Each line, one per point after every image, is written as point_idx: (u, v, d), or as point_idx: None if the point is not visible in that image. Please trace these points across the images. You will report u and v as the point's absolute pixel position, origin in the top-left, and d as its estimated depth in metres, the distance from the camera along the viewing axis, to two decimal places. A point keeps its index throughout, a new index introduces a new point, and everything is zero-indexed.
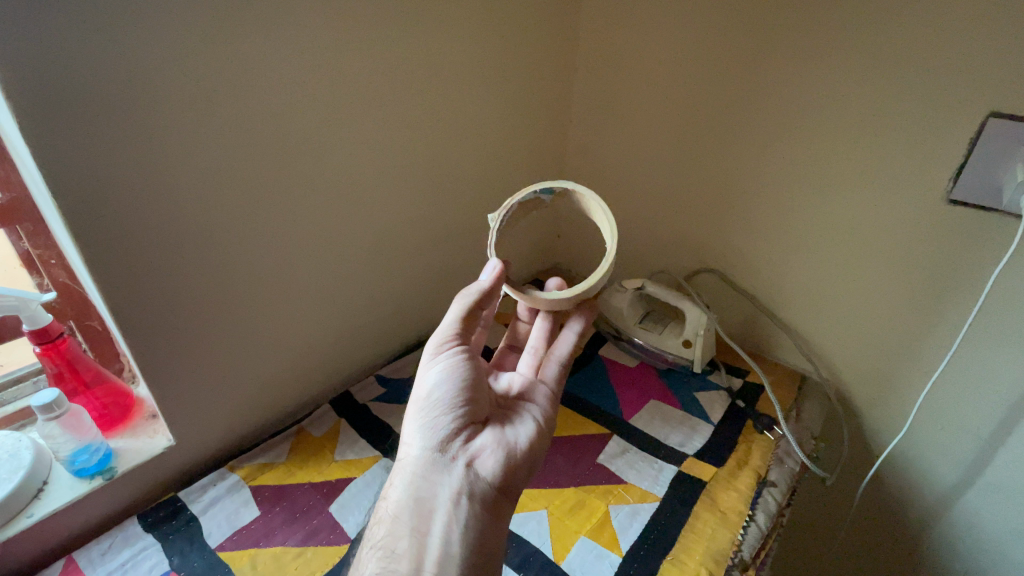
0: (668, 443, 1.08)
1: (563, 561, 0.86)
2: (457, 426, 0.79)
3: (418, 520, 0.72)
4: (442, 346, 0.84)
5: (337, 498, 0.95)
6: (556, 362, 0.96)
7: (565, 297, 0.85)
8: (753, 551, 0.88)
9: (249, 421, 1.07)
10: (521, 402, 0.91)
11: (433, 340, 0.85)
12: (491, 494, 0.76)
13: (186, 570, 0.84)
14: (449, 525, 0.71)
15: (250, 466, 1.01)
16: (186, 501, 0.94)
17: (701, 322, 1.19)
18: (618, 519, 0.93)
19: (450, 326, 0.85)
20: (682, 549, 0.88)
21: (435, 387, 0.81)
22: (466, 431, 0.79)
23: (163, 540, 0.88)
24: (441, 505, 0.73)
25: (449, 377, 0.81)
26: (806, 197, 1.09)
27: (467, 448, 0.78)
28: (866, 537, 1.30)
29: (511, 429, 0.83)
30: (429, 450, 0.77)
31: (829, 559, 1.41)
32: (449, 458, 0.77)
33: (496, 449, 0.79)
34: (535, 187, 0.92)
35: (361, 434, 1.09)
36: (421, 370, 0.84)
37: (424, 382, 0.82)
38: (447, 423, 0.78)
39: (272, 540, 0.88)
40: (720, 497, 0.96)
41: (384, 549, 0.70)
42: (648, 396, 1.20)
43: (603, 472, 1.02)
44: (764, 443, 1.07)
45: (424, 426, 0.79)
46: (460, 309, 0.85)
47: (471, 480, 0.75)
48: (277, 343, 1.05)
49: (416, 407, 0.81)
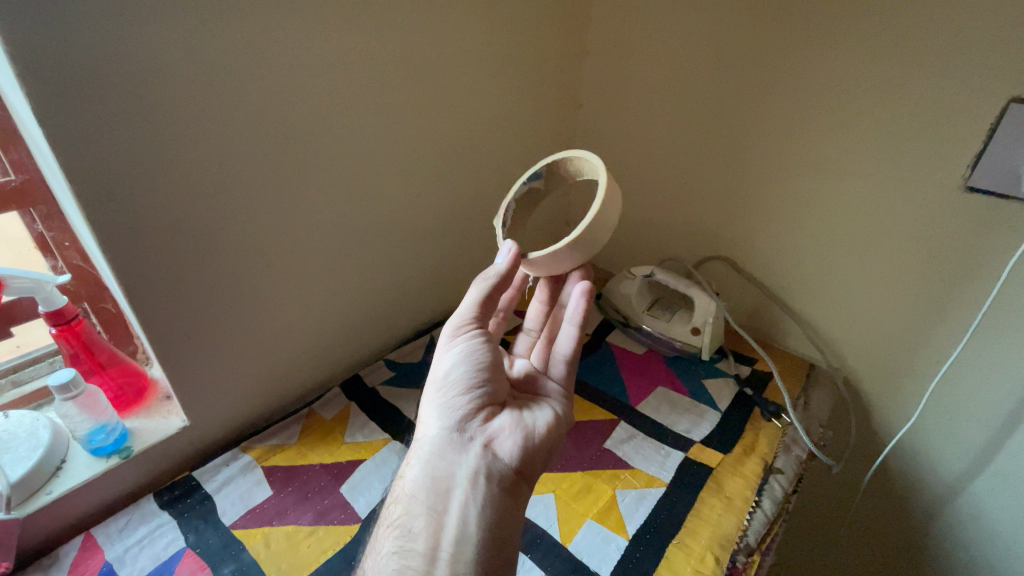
0: (675, 429, 1.09)
1: (570, 544, 0.87)
2: (475, 407, 0.79)
3: (436, 499, 0.72)
4: (461, 327, 0.85)
5: (348, 479, 0.97)
6: (561, 360, 0.98)
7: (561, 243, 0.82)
8: (759, 536, 0.89)
9: (261, 404, 1.09)
10: (535, 391, 0.92)
11: (452, 323, 0.85)
12: (508, 477, 0.76)
13: (202, 547, 0.86)
14: (466, 505, 0.71)
15: (262, 447, 1.02)
16: (201, 480, 0.96)
17: (711, 309, 1.18)
18: (624, 504, 0.94)
19: (468, 308, 0.84)
20: (688, 533, 0.89)
21: (452, 368, 0.81)
22: (483, 413, 0.79)
23: (179, 518, 0.90)
24: (458, 485, 0.73)
25: (466, 358, 0.82)
26: (821, 185, 1.07)
27: (484, 429, 0.78)
28: (871, 524, 1.30)
29: (529, 414, 0.83)
30: (444, 431, 0.77)
31: (832, 544, 1.41)
32: (466, 438, 0.77)
33: (514, 432, 0.78)
34: (522, 177, 0.94)
35: (371, 417, 1.10)
36: (439, 351, 0.84)
37: (441, 363, 0.83)
38: (464, 403, 0.79)
39: (284, 519, 0.90)
40: (726, 484, 0.97)
41: (401, 527, 0.72)
42: (655, 382, 1.21)
43: (609, 457, 1.03)
44: (771, 430, 1.07)
45: (442, 405, 0.79)
46: (478, 293, 0.83)
47: (488, 461, 0.75)
48: (287, 327, 1.06)
49: (433, 389, 0.82)
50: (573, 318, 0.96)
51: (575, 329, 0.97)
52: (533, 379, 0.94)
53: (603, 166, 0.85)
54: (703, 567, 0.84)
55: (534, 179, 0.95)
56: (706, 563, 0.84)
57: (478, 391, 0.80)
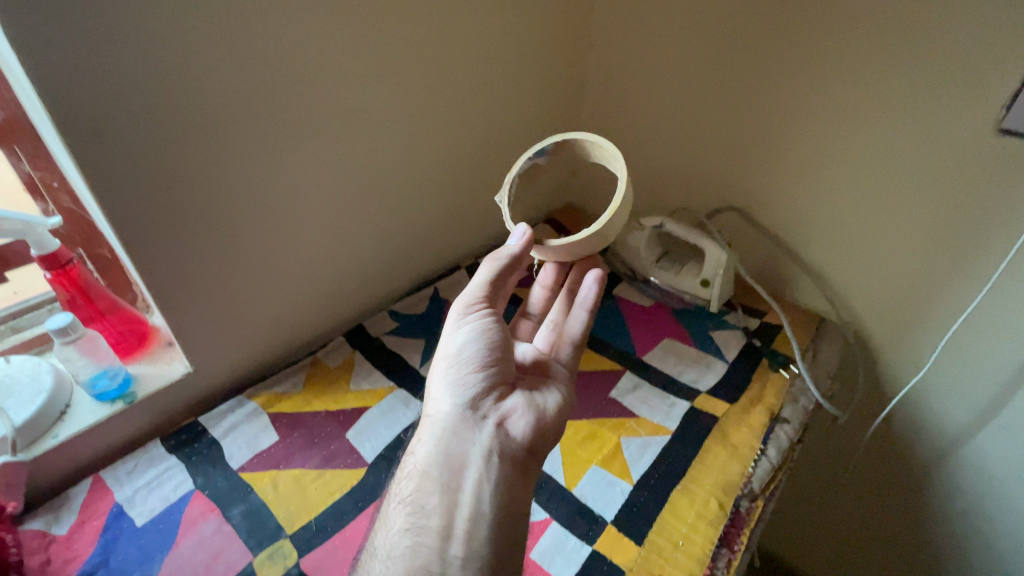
0: (682, 380, 1.08)
1: (575, 488, 0.88)
2: (487, 385, 0.79)
3: (449, 476, 0.71)
4: (471, 305, 0.83)
5: (354, 426, 0.97)
6: (569, 341, 0.96)
7: (578, 238, 0.82)
8: (763, 483, 0.89)
9: (265, 351, 1.07)
10: (542, 374, 0.90)
11: (461, 302, 0.83)
12: (521, 455, 0.75)
13: (211, 489, 0.86)
14: (481, 482, 0.70)
15: (267, 394, 1.02)
16: (207, 426, 0.96)
17: (722, 261, 1.15)
18: (629, 451, 0.94)
19: (479, 288, 0.83)
20: (692, 479, 0.89)
21: (465, 347, 0.80)
22: (495, 392, 0.79)
23: (187, 462, 0.90)
24: (471, 462, 0.72)
25: (478, 337, 0.80)
26: (841, 132, 1.02)
27: (497, 408, 0.78)
28: (872, 475, 1.32)
29: (539, 394, 0.83)
30: (457, 408, 0.77)
31: (826, 494, 1.44)
32: (478, 416, 0.76)
33: (525, 411, 0.79)
34: (529, 152, 0.91)
35: (376, 366, 1.09)
36: (447, 329, 0.83)
37: (452, 342, 0.81)
38: (477, 383, 0.78)
39: (291, 463, 0.90)
40: (731, 433, 0.97)
41: (414, 505, 0.70)
42: (662, 334, 1.19)
43: (615, 406, 1.02)
44: (779, 380, 1.07)
45: (454, 383, 0.78)
46: (489, 273, 0.82)
47: (501, 440, 0.75)
48: (289, 276, 1.03)
49: (443, 368, 0.80)
50: (585, 302, 0.94)
51: (586, 313, 0.94)
52: (539, 364, 0.91)
53: (621, 155, 0.84)
54: (706, 511, 0.84)
55: (538, 154, 0.92)
56: (710, 507, 0.85)
57: (491, 371, 0.80)
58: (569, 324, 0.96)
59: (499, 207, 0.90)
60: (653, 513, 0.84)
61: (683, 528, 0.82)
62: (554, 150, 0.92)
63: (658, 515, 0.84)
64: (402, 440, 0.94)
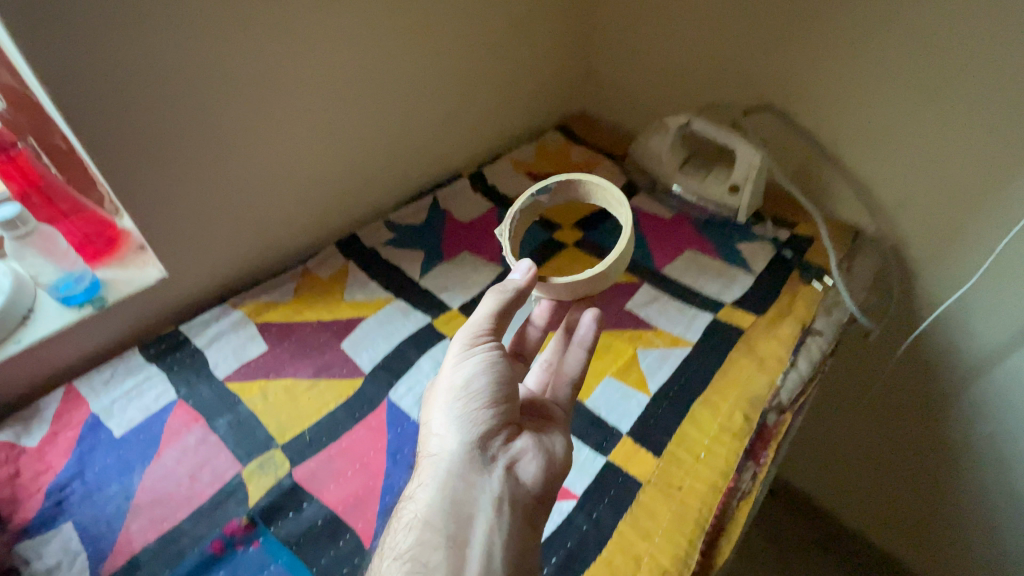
0: (705, 292, 1.00)
1: (587, 400, 0.81)
2: (497, 421, 0.65)
3: (455, 525, 0.57)
4: (478, 335, 0.69)
5: (349, 337, 0.89)
6: (566, 383, 0.77)
7: (585, 275, 0.77)
8: (792, 396, 0.82)
9: (248, 260, 0.97)
10: (542, 417, 0.72)
11: (467, 330, 0.69)
12: (534, 505, 0.62)
13: (195, 399, 0.80)
14: (494, 535, 0.57)
15: (254, 304, 0.93)
16: (189, 335, 0.88)
17: (755, 162, 1.07)
18: (647, 364, 0.86)
19: (484, 320, 0.69)
20: (715, 391, 0.82)
21: (470, 381, 0.65)
22: (504, 430, 0.65)
23: (169, 371, 0.83)
24: (482, 510, 0.58)
25: (486, 369, 0.66)
26: (897, 7, 0.88)
27: (507, 449, 0.64)
28: (895, 399, 1.25)
29: (549, 434, 0.69)
30: (462, 447, 0.62)
31: (845, 431, 1.38)
32: (486, 458, 0.62)
33: (538, 453, 0.65)
34: (530, 191, 0.90)
35: (371, 278, 1.00)
36: (448, 360, 0.68)
37: (452, 376, 0.66)
38: (483, 420, 0.64)
39: (282, 373, 0.83)
40: (757, 346, 0.89)
41: (414, 556, 0.55)
42: (683, 246, 1.10)
43: (632, 319, 0.94)
44: (810, 293, 0.99)
45: (458, 417, 0.63)
46: (495, 305, 0.69)
47: (513, 487, 0.61)
48: (267, 175, 0.92)
49: (443, 401, 0.65)
50: (585, 340, 0.77)
51: (587, 352, 0.77)
52: (534, 409, 0.73)
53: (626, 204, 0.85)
54: (730, 422, 0.77)
55: (540, 193, 0.91)
56: (734, 419, 0.78)
57: (500, 404, 0.65)
58: (568, 360, 0.78)
59: (501, 242, 0.86)
60: (673, 425, 0.77)
61: (704, 439, 0.76)
62: (556, 189, 0.92)
63: (678, 426, 0.77)
64: (401, 351, 0.87)
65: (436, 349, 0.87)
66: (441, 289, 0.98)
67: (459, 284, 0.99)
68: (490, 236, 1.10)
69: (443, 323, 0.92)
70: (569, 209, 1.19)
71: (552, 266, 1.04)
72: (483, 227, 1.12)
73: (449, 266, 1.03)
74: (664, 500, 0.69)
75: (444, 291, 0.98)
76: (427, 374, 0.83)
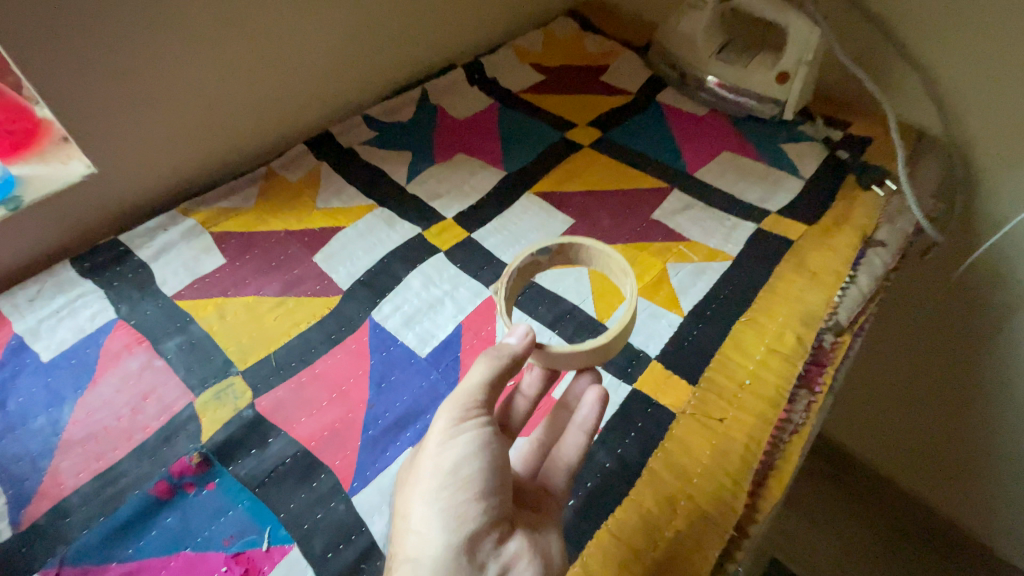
0: (746, 199, 0.85)
1: (609, 321, 0.68)
2: (488, 519, 0.44)
3: None
4: (472, 407, 0.48)
5: (323, 248, 0.74)
6: (560, 468, 0.53)
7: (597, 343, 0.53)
8: (851, 316, 0.69)
9: (201, 160, 0.81)
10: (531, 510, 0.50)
11: (457, 400, 0.48)
12: None
13: (138, 319, 0.66)
14: None
15: (209, 211, 0.78)
16: (131, 247, 0.73)
17: (810, 44, 0.88)
18: (678, 279, 0.73)
19: (476, 386, 0.48)
20: (761, 309, 0.69)
21: (455, 468, 0.45)
22: (497, 531, 0.45)
23: (107, 288, 0.69)
24: None
25: (478, 453, 0.46)
26: None
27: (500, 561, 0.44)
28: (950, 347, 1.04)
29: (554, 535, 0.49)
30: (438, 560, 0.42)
31: (919, 382, 1.12)
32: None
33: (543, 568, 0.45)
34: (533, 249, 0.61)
35: (349, 182, 0.83)
36: (428, 439, 0.47)
37: (430, 459, 0.46)
38: (477, 535, 0.44)
39: (242, 290, 0.69)
40: (809, 259, 0.75)
41: None
42: (719, 148, 0.94)
43: (659, 229, 0.79)
44: (871, 200, 0.85)
45: (437, 516, 0.43)
46: (491, 370, 0.48)
47: None
48: (212, 48, 0.74)
49: (421, 501, 0.45)
50: (586, 419, 0.54)
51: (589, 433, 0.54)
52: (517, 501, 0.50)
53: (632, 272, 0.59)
54: (781, 344, 0.65)
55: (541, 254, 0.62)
56: (785, 341, 0.65)
57: (500, 508, 0.46)
58: (566, 441, 0.54)
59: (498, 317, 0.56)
60: (712, 348, 0.65)
61: (750, 363, 0.63)
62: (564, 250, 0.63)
63: (718, 349, 0.65)
64: (386, 265, 0.73)
65: (427, 263, 0.73)
66: (432, 195, 0.82)
67: (454, 190, 0.83)
68: (491, 137, 0.93)
69: (435, 234, 0.77)
70: (584, 106, 1.00)
71: (564, 169, 0.88)
72: (483, 126, 0.94)
73: (442, 169, 0.86)
74: (703, 433, 0.57)
75: (436, 198, 0.82)
76: (416, 292, 0.70)
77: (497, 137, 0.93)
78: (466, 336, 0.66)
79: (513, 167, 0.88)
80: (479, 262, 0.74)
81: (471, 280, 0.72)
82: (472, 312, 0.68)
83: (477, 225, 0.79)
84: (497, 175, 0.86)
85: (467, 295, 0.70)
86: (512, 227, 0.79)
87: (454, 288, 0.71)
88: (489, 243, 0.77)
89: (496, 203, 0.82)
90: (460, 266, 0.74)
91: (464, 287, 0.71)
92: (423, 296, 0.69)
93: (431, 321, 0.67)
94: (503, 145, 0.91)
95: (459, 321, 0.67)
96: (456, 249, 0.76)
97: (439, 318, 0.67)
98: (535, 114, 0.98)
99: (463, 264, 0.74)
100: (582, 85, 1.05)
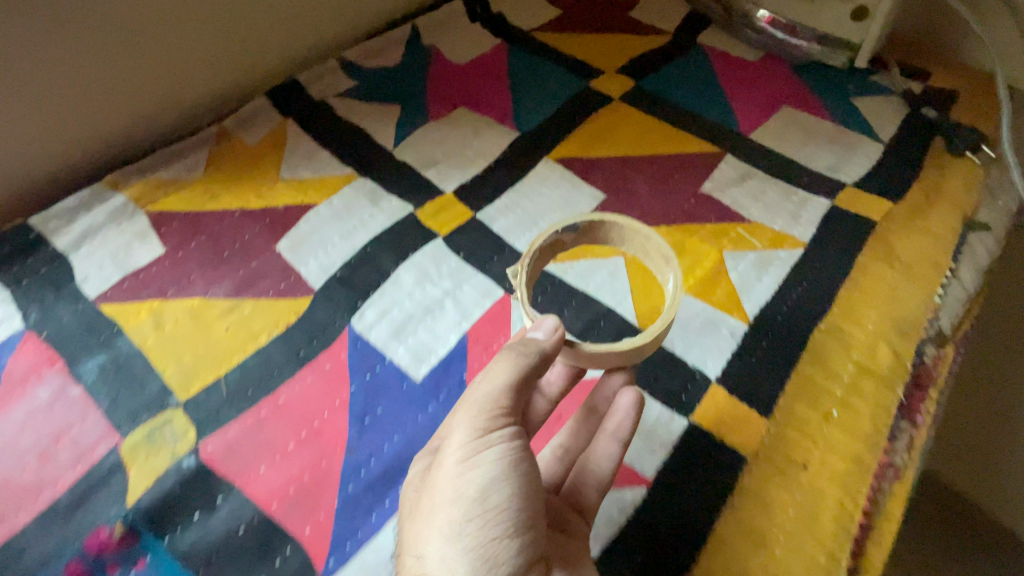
0: (815, 167, 0.68)
1: (654, 330, 0.53)
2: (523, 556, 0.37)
3: None
4: (496, 415, 0.39)
5: (288, 234, 0.59)
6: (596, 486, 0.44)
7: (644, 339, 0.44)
8: (955, 322, 0.56)
9: (132, 118, 0.63)
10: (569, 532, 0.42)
11: (477, 407, 0.39)
12: None
13: (52, 331, 0.51)
14: None
15: (142, 183, 0.61)
16: (43, 232, 0.57)
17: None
18: (738, 274, 0.58)
19: (498, 392, 0.40)
20: (843, 313, 0.55)
21: (481, 494, 0.37)
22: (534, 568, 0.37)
23: (13, 288, 0.54)
24: None
25: (507, 475, 0.38)
26: None
27: None
28: None
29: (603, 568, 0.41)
30: None
31: None
32: None
33: None
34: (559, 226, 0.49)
35: (321, 145, 0.66)
36: (442, 458, 0.39)
37: (447, 486, 0.37)
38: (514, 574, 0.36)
39: (186, 290, 0.54)
40: (898, 246, 0.61)
41: None
42: (779, 102, 0.76)
43: (710, 208, 0.64)
44: (965, 168, 0.69)
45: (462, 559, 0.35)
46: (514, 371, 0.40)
47: None
48: None
49: (441, 538, 0.36)
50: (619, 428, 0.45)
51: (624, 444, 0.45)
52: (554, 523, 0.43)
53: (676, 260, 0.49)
54: (873, 362, 0.52)
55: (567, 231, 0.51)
56: (878, 358, 0.52)
57: (537, 538, 0.38)
58: (597, 449, 0.46)
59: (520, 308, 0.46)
60: (787, 366, 0.51)
61: (836, 389, 0.50)
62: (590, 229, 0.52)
63: (795, 367, 0.51)
64: (370, 256, 0.58)
65: (421, 253, 0.58)
66: (426, 162, 0.66)
67: (454, 155, 0.66)
68: (498, 86, 0.75)
69: (431, 214, 0.62)
70: (611, 48, 0.82)
71: (589, 129, 0.71)
72: (487, 73, 0.76)
73: (438, 128, 0.69)
74: (782, 486, 0.45)
75: (432, 166, 0.65)
76: (408, 292, 0.55)
77: (506, 86, 0.75)
78: (473, 352, 0.51)
79: (526, 126, 0.70)
80: (487, 251, 0.59)
81: (478, 275, 0.57)
82: (479, 319, 0.53)
83: (484, 201, 0.63)
84: (507, 135, 0.69)
85: (472, 296, 0.55)
86: (527, 204, 0.63)
87: (456, 286, 0.56)
88: (498, 226, 0.61)
89: (507, 170, 0.65)
90: (463, 255, 0.58)
91: (469, 284, 0.56)
92: (416, 298, 0.55)
93: (427, 331, 0.52)
94: (513, 97, 0.73)
95: (464, 331, 0.53)
96: (457, 235, 0.60)
97: (438, 327, 0.53)
98: (551, 58, 0.79)
99: (466, 254, 0.59)
100: (608, 21, 0.86)
